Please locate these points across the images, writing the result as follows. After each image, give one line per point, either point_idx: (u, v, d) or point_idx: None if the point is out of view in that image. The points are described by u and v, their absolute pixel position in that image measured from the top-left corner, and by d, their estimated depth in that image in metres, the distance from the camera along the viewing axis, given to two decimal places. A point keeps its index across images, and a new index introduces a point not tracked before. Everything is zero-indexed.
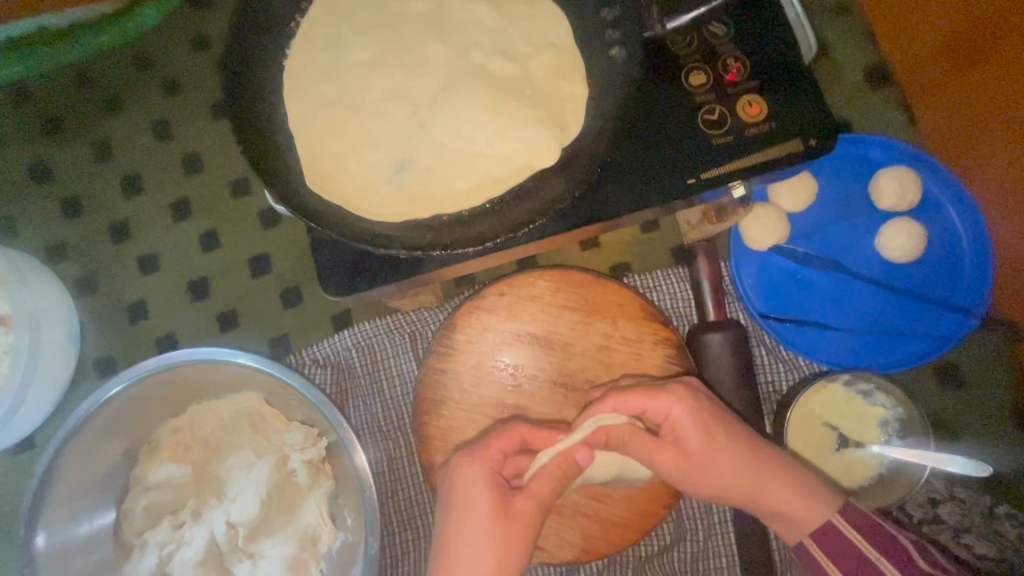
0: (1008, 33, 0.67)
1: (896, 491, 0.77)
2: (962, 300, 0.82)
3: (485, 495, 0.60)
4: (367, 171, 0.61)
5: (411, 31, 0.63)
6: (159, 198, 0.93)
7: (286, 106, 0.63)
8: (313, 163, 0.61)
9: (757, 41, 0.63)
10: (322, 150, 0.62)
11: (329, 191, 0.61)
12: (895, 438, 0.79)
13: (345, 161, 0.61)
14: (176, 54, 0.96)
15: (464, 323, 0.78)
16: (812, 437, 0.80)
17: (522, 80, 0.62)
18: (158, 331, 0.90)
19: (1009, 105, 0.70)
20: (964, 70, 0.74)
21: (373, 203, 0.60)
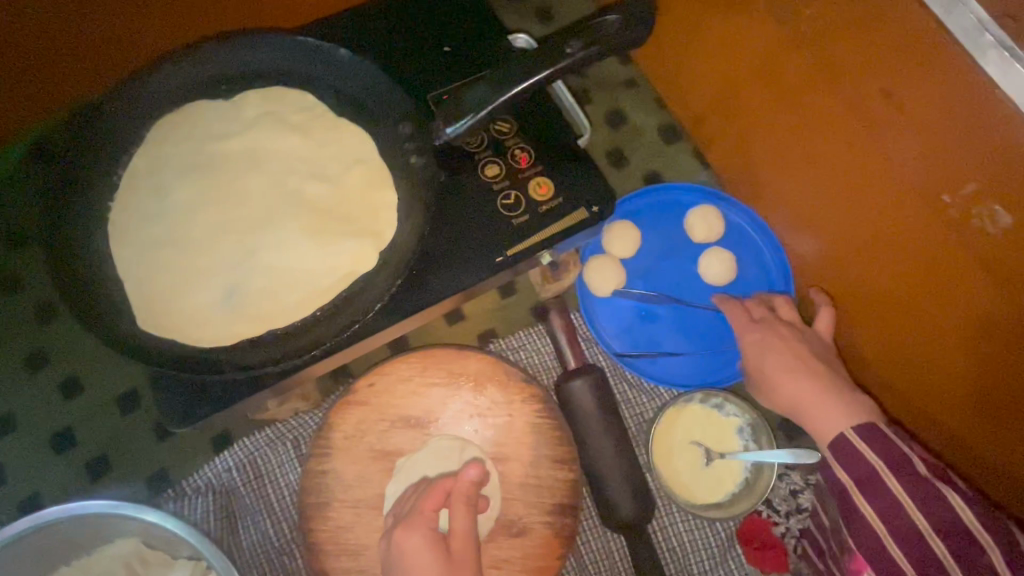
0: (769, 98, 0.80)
1: (760, 491, 0.84)
2: None
3: (428, 552, 0.63)
4: (207, 301, 0.65)
5: (230, 170, 0.70)
6: (12, 354, 0.91)
7: (116, 252, 0.66)
8: (150, 300, 0.64)
9: (538, 133, 0.74)
10: (152, 291, 0.65)
11: (167, 324, 0.64)
12: (751, 441, 0.88)
13: (176, 296, 0.65)
14: (18, 206, 0.96)
15: (338, 420, 0.81)
16: (680, 457, 0.88)
17: (338, 199, 0.69)
18: (21, 493, 0.85)
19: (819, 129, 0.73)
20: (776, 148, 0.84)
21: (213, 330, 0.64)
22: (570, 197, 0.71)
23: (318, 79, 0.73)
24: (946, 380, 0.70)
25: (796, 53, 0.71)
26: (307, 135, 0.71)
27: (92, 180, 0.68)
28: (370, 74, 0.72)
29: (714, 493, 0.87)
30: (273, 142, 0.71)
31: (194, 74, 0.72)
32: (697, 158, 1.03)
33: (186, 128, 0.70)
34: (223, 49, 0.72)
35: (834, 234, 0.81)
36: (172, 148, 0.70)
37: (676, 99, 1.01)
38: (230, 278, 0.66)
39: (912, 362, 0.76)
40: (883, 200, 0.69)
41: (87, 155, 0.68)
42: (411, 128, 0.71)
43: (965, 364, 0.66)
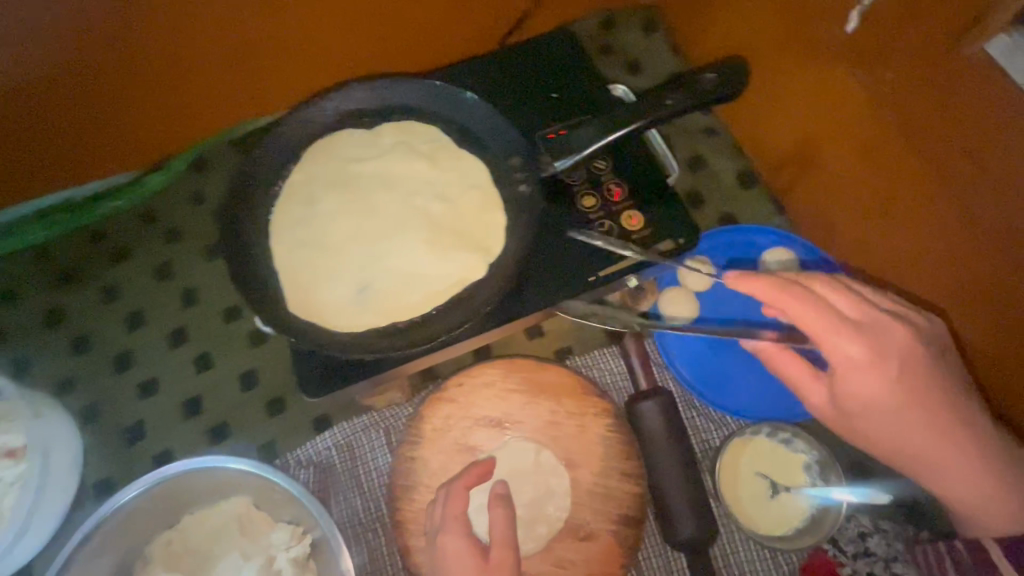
0: (833, 165, 0.91)
1: (826, 529, 0.86)
2: None
3: (469, 558, 0.69)
4: (344, 295, 0.77)
5: (367, 188, 0.83)
6: (159, 329, 1.07)
7: (272, 248, 0.80)
8: (297, 290, 0.77)
9: (630, 172, 0.83)
10: (299, 282, 0.78)
11: (311, 311, 0.76)
12: (819, 478, 0.90)
13: (317, 287, 0.77)
14: (177, 207, 1.15)
15: (429, 413, 0.90)
16: (745, 486, 0.90)
17: (455, 218, 0.80)
18: (154, 448, 0.99)
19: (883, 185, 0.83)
20: (847, 209, 0.92)
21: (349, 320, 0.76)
22: (658, 230, 0.80)
23: (445, 115, 0.86)
24: None
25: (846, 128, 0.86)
26: (431, 162, 0.83)
27: (258, 187, 0.82)
28: (489, 113, 0.84)
29: (778, 526, 0.89)
30: (403, 166, 0.83)
31: (346, 107, 0.87)
32: (773, 203, 1.09)
33: (334, 152, 0.84)
34: (373, 87, 0.87)
35: (907, 278, 0.86)
36: (322, 165, 0.84)
37: (755, 149, 1.08)
38: (363, 277, 0.78)
39: None
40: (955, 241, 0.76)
41: (255, 171, 0.83)
42: (520, 161, 0.82)
43: None
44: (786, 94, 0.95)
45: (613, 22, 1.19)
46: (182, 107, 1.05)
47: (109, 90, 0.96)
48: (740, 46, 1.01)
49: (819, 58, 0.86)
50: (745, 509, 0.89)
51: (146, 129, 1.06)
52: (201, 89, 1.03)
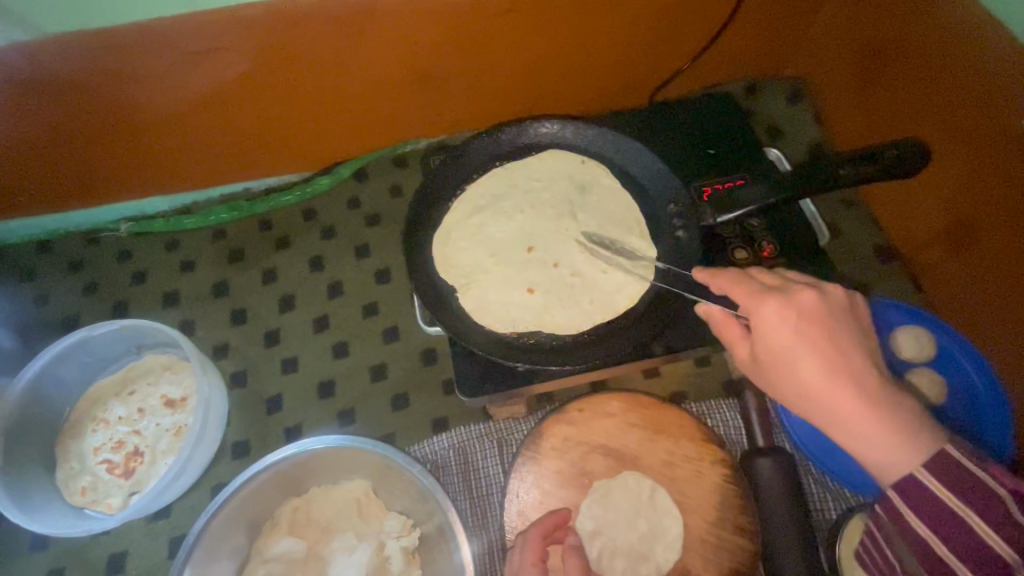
0: (974, 210, 0.91)
1: None
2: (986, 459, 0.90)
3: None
4: (515, 300, 0.82)
5: (526, 206, 0.90)
6: (306, 314, 1.19)
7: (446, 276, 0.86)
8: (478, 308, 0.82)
9: (780, 236, 0.87)
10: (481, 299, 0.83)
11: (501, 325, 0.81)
12: None
13: (497, 299, 0.83)
14: (337, 208, 1.28)
15: (549, 432, 0.94)
16: None
17: (612, 244, 0.86)
18: (287, 421, 1.09)
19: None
20: (972, 253, 0.93)
21: (519, 322, 0.81)
22: None
23: (610, 158, 0.94)
24: None
25: (993, 171, 0.86)
26: (582, 189, 0.91)
27: (437, 203, 0.92)
28: (653, 161, 0.91)
29: None
30: (560, 192, 0.91)
31: (522, 141, 0.97)
32: (909, 281, 1.07)
33: (499, 184, 0.93)
34: (553, 126, 0.96)
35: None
36: (486, 196, 0.92)
37: (895, 225, 1.09)
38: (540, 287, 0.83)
39: None
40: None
41: (438, 185, 0.93)
42: (678, 208, 0.87)
43: None
44: (946, 176, 0.95)
45: (757, 90, 1.26)
46: (362, 125, 1.20)
47: (311, 103, 1.11)
48: (897, 126, 1.03)
49: (967, 103, 0.88)
50: None
51: (326, 138, 1.21)
52: (381, 113, 1.17)
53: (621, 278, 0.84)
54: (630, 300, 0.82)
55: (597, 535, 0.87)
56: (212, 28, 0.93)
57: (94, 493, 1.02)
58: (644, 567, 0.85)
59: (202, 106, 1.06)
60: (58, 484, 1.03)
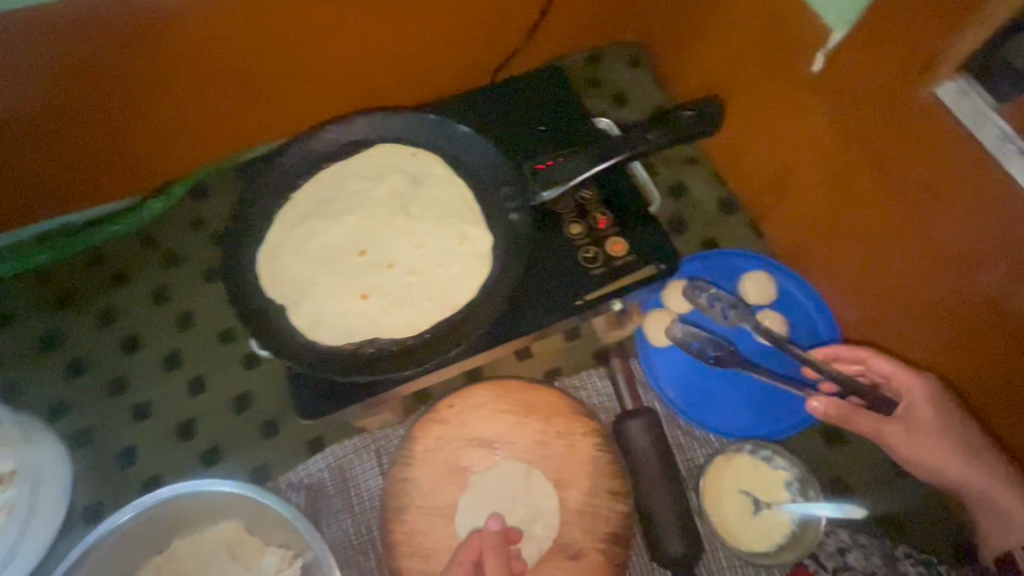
0: (798, 156, 0.95)
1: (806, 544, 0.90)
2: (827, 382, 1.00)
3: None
4: (349, 308, 0.79)
5: (356, 208, 0.86)
6: (154, 353, 1.08)
7: (274, 293, 0.80)
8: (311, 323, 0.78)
9: (615, 202, 0.88)
10: (313, 314, 0.78)
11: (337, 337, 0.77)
12: (800, 494, 0.93)
13: (331, 311, 0.78)
14: (176, 233, 1.17)
15: (421, 434, 0.92)
16: (732, 504, 0.94)
17: (448, 237, 0.84)
18: (146, 473, 1.00)
19: (840, 173, 0.88)
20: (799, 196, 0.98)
21: (355, 332, 0.77)
22: (638, 256, 0.84)
23: (440, 146, 0.90)
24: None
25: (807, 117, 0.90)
26: (413, 181, 0.88)
27: (259, 216, 0.85)
28: (482, 145, 0.88)
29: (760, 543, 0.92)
30: (392, 188, 0.87)
31: (346, 138, 0.91)
32: (751, 229, 1.13)
33: (324, 188, 0.87)
34: (377, 119, 0.91)
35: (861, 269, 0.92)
36: (310, 204, 0.86)
37: (734, 177, 1.14)
38: (375, 291, 0.80)
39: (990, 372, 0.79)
40: (918, 271, 0.82)
41: (256, 196, 0.86)
42: (509, 190, 0.86)
43: None
44: (768, 127, 0.99)
45: (600, 58, 1.27)
46: (185, 139, 1.08)
47: (114, 124, 0.99)
48: (721, 84, 1.07)
49: (783, 54, 0.90)
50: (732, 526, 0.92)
51: (146, 159, 1.08)
52: (202, 124, 1.06)
53: (459, 269, 0.81)
54: (469, 291, 0.80)
55: (478, 527, 0.87)
56: None
57: None
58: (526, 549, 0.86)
59: None
60: None
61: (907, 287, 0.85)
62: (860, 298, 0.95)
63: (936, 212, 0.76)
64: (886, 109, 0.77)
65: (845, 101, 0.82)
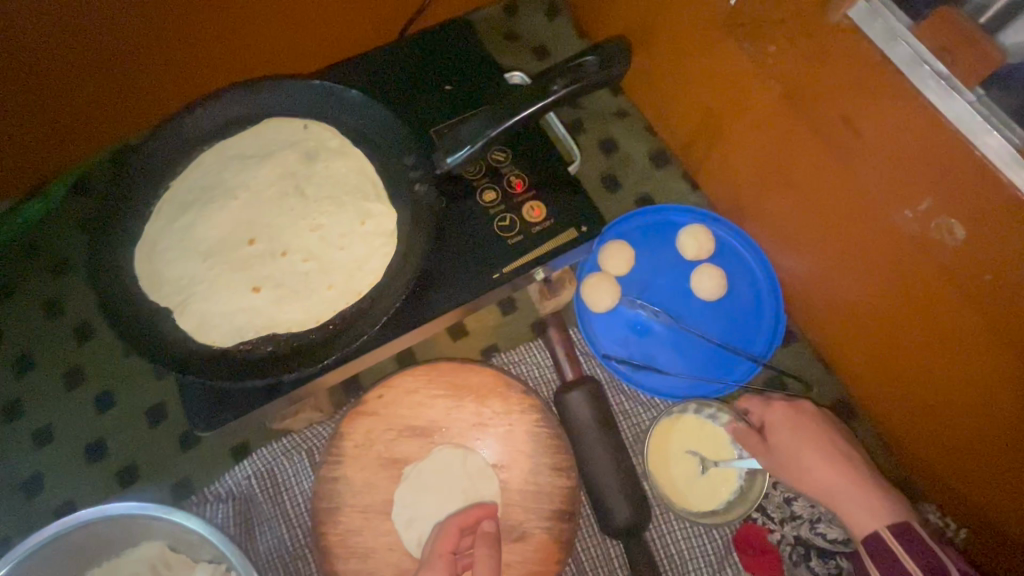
0: (724, 101, 0.89)
1: (752, 498, 0.89)
2: (766, 334, 0.99)
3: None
4: (240, 305, 0.71)
5: (244, 191, 0.77)
6: (52, 371, 0.99)
7: (153, 296, 0.71)
8: (198, 325, 0.70)
9: (531, 163, 0.81)
10: (201, 315, 0.70)
11: (229, 337, 0.69)
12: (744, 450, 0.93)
13: (220, 309, 0.70)
14: (63, 236, 1.06)
15: (348, 429, 0.86)
16: (679, 469, 0.93)
17: (350, 216, 0.76)
18: (57, 500, 0.92)
19: (766, 119, 0.83)
20: (728, 141, 0.93)
21: (250, 330, 0.70)
22: (559, 221, 0.78)
23: (335, 117, 0.82)
24: (945, 338, 0.72)
25: (733, 59, 0.83)
26: (307, 158, 0.79)
27: (130, 211, 0.75)
28: (380, 111, 0.80)
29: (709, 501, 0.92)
30: (280, 166, 0.78)
31: (226, 115, 0.81)
32: (686, 181, 1.09)
33: (202, 175, 0.77)
34: (261, 90, 0.81)
35: (788, 220, 0.90)
36: (188, 193, 0.77)
37: (664, 128, 1.08)
38: (266, 283, 0.72)
39: (905, 331, 0.78)
40: (841, 222, 0.79)
41: (124, 187, 0.75)
42: (414, 159, 0.78)
43: (972, 316, 0.67)
44: (693, 70, 0.93)
45: (516, 9, 1.17)
46: (51, 134, 0.95)
47: None
48: (645, 29, 0.99)
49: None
50: (678, 491, 0.91)
51: (8, 159, 0.95)
52: (68, 114, 0.93)
53: (362, 251, 0.74)
54: (375, 274, 0.73)
55: (417, 518, 0.83)
56: None
57: None
58: None
59: None
60: None
61: (833, 237, 0.82)
62: (794, 247, 0.92)
63: (856, 160, 0.72)
64: (808, 41, 0.70)
65: (768, 38, 0.76)
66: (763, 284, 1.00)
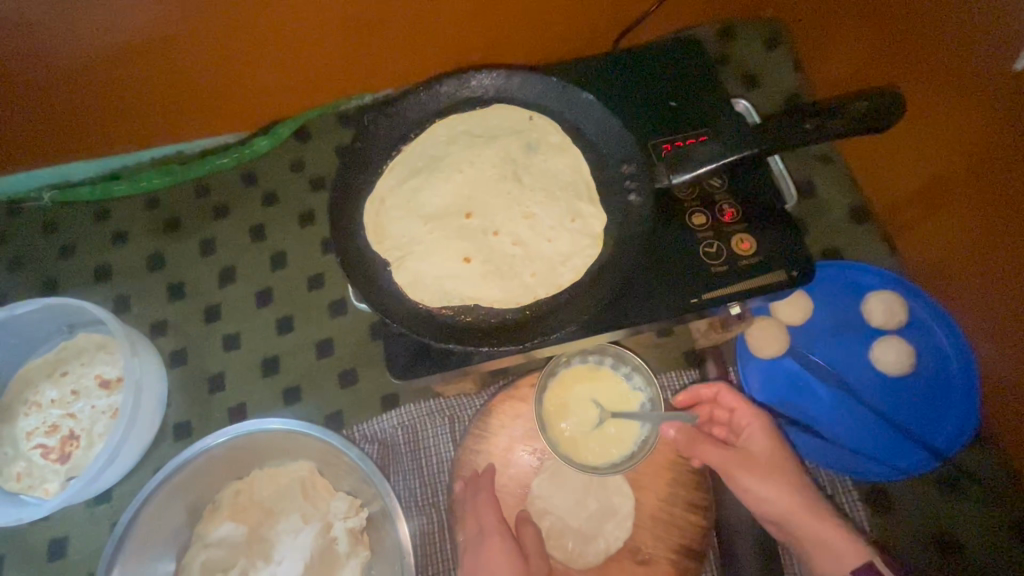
0: (954, 167, 0.83)
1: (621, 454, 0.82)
2: (948, 430, 0.90)
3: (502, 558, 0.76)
4: (452, 273, 0.76)
5: (466, 167, 0.82)
6: (248, 286, 1.12)
7: (376, 247, 0.78)
8: (411, 281, 0.76)
9: (746, 196, 0.79)
10: (415, 273, 0.76)
11: (436, 298, 0.75)
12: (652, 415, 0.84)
13: (431, 272, 0.76)
14: (277, 171, 1.19)
15: (499, 409, 0.89)
16: (573, 413, 0.84)
17: (560, 210, 0.79)
18: (231, 401, 1.04)
19: (1005, 197, 0.75)
20: (946, 208, 0.86)
21: (457, 297, 0.75)
22: (767, 259, 0.75)
23: (560, 113, 0.85)
24: None
25: (981, 125, 0.77)
26: (528, 147, 0.83)
27: (368, 166, 0.83)
28: (606, 115, 0.82)
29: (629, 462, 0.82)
30: (501, 149, 0.83)
31: (463, 94, 0.87)
32: (883, 242, 1.01)
33: (433, 144, 0.84)
34: (500, 78, 0.86)
35: (999, 308, 0.81)
36: (418, 158, 0.83)
37: (871, 183, 1.01)
38: (477, 257, 0.76)
39: None
40: None
41: (367, 144, 0.83)
42: (631, 168, 0.79)
43: None
44: (921, 125, 0.87)
45: (731, 34, 1.15)
46: (296, 81, 1.08)
47: (234, 60, 0.99)
48: (879, 76, 0.94)
49: (968, 48, 0.76)
50: (560, 434, 0.83)
51: (257, 96, 1.09)
52: (312, 67, 1.05)
53: (567, 247, 0.77)
54: (575, 272, 0.75)
55: (546, 511, 0.85)
56: None
57: (30, 479, 0.98)
58: (594, 543, 0.83)
59: (110, 63, 0.93)
60: None
61: None
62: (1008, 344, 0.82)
63: None
64: None
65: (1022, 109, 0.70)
66: (955, 373, 0.91)
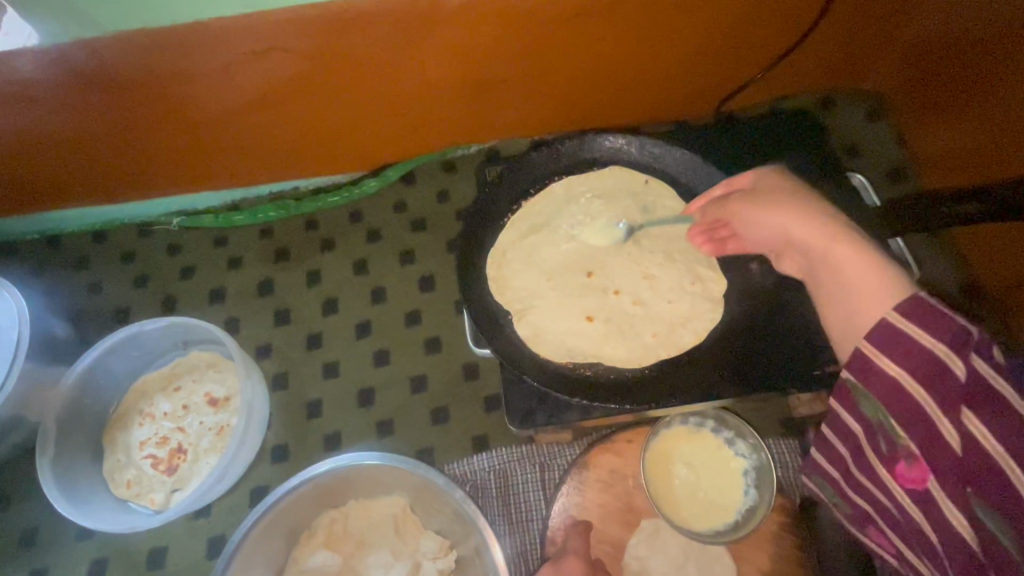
0: None
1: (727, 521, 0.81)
2: None
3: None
4: (573, 328, 0.79)
5: (585, 225, 0.86)
6: (348, 318, 1.17)
7: (498, 296, 0.82)
8: (532, 332, 0.79)
9: None
10: (536, 324, 0.79)
11: (556, 350, 0.77)
12: (754, 485, 0.83)
13: (552, 326, 0.79)
14: (380, 210, 1.26)
15: (596, 462, 0.90)
16: (715, 476, 0.84)
17: (678, 271, 0.81)
18: (326, 428, 1.08)
19: None
20: None
21: (578, 352, 0.77)
22: None
23: (676, 178, 0.88)
24: None
25: None
26: (647, 209, 0.86)
27: (492, 217, 0.88)
28: None
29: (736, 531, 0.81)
30: (620, 209, 0.86)
31: (583, 154, 0.91)
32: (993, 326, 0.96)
33: (554, 200, 0.88)
34: (619, 141, 0.91)
35: None
36: (540, 212, 0.87)
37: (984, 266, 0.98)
38: (596, 314, 0.80)
39: None
40: None
41: (493, 198, 0.89)
42: None
43: None
44: None
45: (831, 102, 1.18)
46: (412, 130, 1.16)
47: (361, 107, 1.07)
48: (993, 156, 0.93)
49: None
50: (711, 495, 0.83)
51: (373, 141, 1.17)
52: (429, 118, 1.13)
53: (685, 310, 0.79)
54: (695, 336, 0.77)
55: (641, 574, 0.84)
56: (255, 36, 0.89)
57: (138, 487, 1.03)
58: None
59: (256, 106, 1.03)
60: (105, 476, 1.05)
61: None
62: None
63: None
64: None
65: None
66: None
